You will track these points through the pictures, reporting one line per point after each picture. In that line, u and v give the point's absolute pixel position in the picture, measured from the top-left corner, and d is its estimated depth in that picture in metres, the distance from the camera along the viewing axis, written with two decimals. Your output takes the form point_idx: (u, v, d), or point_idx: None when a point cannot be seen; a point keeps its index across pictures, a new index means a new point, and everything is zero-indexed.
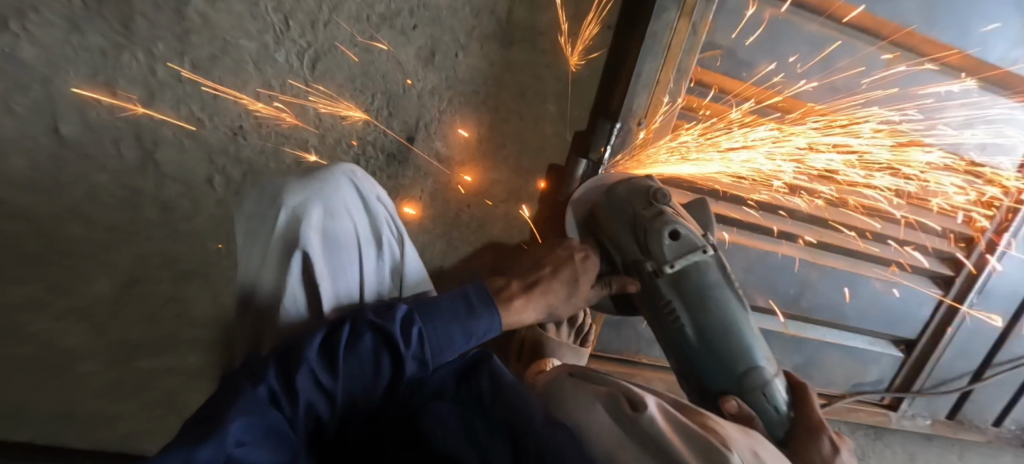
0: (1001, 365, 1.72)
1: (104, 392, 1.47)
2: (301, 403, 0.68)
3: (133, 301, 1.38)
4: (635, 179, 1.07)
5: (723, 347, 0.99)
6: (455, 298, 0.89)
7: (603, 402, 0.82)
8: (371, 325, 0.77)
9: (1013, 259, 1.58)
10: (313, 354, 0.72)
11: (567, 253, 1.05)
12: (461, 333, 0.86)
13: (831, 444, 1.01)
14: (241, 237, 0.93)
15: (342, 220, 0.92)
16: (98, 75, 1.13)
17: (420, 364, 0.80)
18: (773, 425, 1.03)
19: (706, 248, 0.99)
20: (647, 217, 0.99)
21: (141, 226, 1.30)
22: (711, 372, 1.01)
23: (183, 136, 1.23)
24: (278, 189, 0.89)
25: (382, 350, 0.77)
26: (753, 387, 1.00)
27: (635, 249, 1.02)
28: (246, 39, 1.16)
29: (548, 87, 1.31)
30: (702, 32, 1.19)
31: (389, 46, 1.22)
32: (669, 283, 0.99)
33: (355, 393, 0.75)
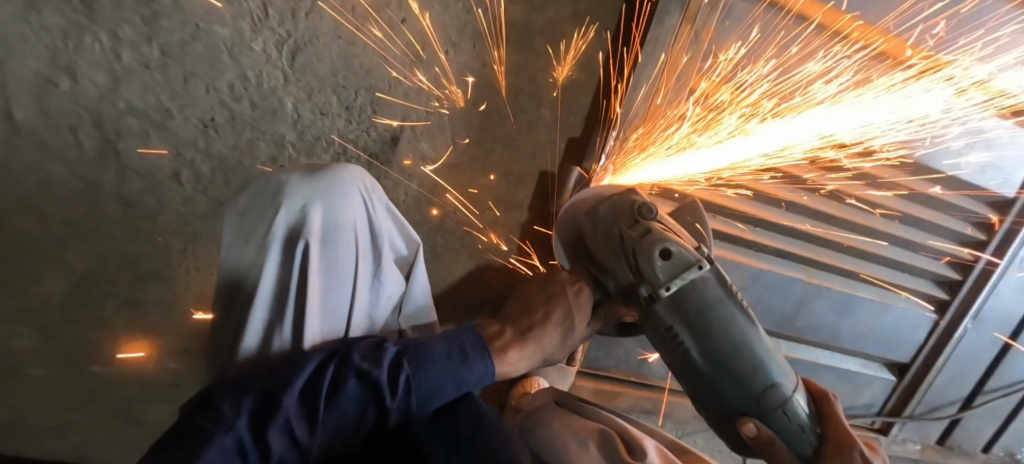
0: (991, 393, 1.71)
1: (54, 400, 1.36)
2: (270, 462, 0.61)
3: (88, 303, 1.28)
4: (619, 195, 1.00)
5: (734, 368, 0.91)
6: (450, 341, 0.76)
7: (594, 440, 0.81)
8: (355, 370, 0.67)
9: (1008, 283, 1.58)
10: (292, 401, 0.63)
11: (557, 288, 0.93)
12: (453, 383, 0.73)
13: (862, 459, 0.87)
14: (227, 235, 0.83)
15: (342, 230, 0.82)
16: (57, 58, 1.04)
17: (406, 415, 0.71)
18: (797, 442, 0.92)
19: (703, 264, 0.91)
20: (634, 237, 0.92)
21: (100, 223, 1.21)
22: (724, 396, 0.92)
23: (151, 127, 1.15)
24: (279, 185, 0.79)
25: (367, 402, 0.67)
26: (773, 407, 0.91)
27: (627, 274, 0.94)
28: (220, 25, 1.08)
29: (543, 91, 1.25)
30: (704, 40, 1.16)
31: (376, 41, 1.15)
32: (668, 306, 0.91)
33: (334, 444, 0.67)
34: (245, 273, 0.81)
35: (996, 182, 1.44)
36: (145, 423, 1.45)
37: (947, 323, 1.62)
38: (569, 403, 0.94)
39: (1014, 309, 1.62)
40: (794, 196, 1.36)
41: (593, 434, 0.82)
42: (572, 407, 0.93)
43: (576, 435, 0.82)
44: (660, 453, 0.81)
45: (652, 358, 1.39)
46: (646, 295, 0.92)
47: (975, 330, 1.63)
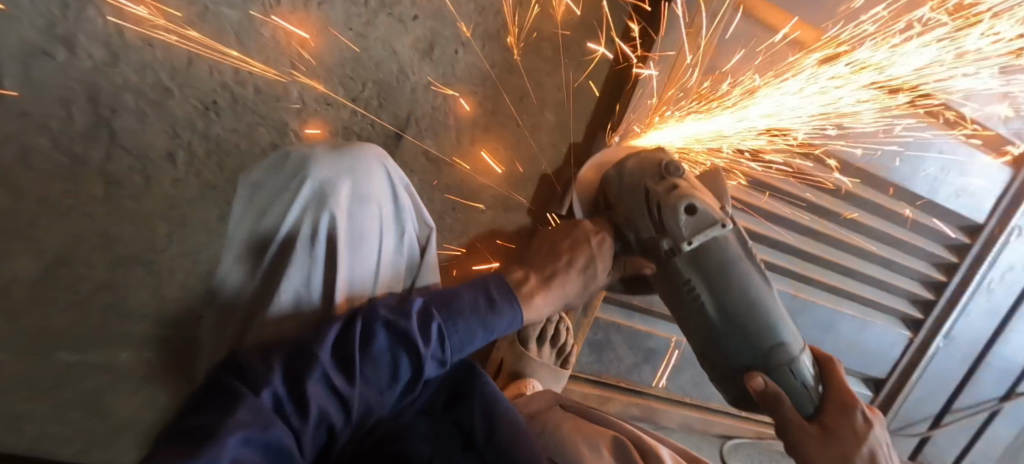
0: (958, 412, 1.80)
1: (11, 389, 1.26)
2: (312, 414, 0.59)
3: (60, 286, 1.22)
4: (646, 152, 1.01)
5: (745, 322, 0.93)
6: (475, 289, 0.78)
7: (606, 445, 0.78)
8: (384, 320, 0.68)
9: (977, 307, 1.68)
10: (327, 355, 0.63)
11: (582, 236, 0.95)
12: (481, 331, 0.75)
13: (864, 417, 0.88)
14: (243, 205, 0.85)
15: (370, 206, 0.83)
16: (54, 28, 1.01)
17: (441, 365, 0.72)
18: (802, 401, 0.93)
19: (728, 223, 0.93)
20: (662, 191, 0.93)
21: (82, 201, 1.16)
22: (732, 351, 0.94)
23: (147, 105, 1.12)
24: (304, 159, 0.81)
25: (399, 349, 0.68)
26: (780, 364, 0.92)
27: (649, 228, 0.95)
28: (229, 8, 1.07)
29: (549, 96, 1.29)
30: (704, 57, 1.20)
31: (386, 35, 1.16)
32: (687, 261, 0.93)
33: (370, 397, 0.66)
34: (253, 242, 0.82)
35: (968, 208, 1.55)
36: (111, 416, 1.37)
37: (919, 343, 1.70)
38: (578, 409, 0.92)
39: (981, 332, 1.72)
40: (788, 210, 1.41)
41: (605, 439, 0.79)
42: (581, 412, 0.91)
43: (589, 439, 0.79)
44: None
45: (643, 365, 1.41)
46: (667, 248, 0.94)
47: (946, 349, 1.72)
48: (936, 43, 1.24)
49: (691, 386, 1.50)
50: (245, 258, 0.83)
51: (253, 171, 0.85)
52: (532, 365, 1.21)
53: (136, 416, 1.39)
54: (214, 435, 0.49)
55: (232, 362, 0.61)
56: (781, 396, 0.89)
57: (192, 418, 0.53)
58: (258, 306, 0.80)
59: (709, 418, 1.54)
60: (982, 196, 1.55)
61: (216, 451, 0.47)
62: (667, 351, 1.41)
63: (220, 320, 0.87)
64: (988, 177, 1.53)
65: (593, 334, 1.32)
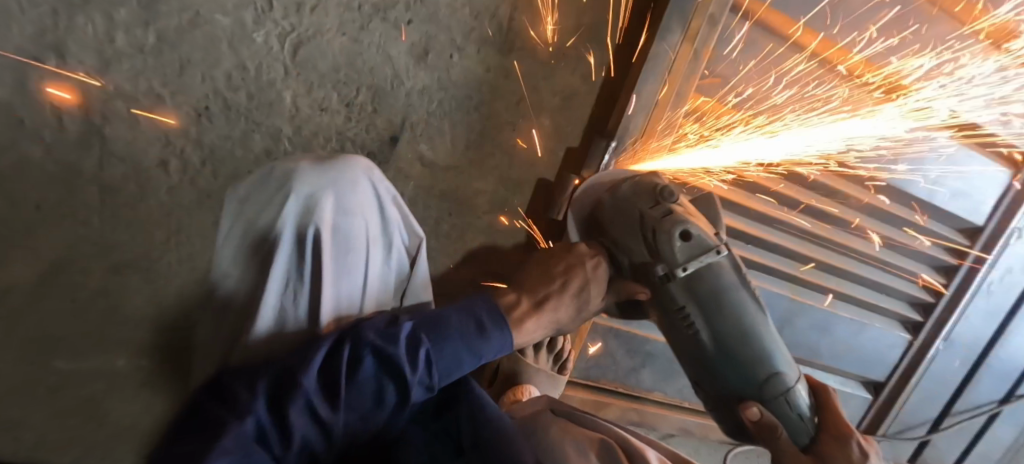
0: (958, 413, 1.79)
1: (6, 397, 1.26)
2: (294, 442, 0.60)
3: (55, 294, 1.21)
4: (640, 176, 1.01)
5: (740, 352, 0.92)
6: (465, 315, 0.77)
7: (594, 450, 0.76)
8: (372, 349, 0.67)
9: (977, 309, 1.68)
10: (312, 380, 0.63)
11: (577, 260, 0.94)
12: (470, 356, 0.74)
13: (860, 449, 0.88)
14: (229, 218, 0.83)
15: (355, 218, 0.82)
16: (44, 35, 1.00)
17: (428, 390, 0.71)
18: (796, 431, 0.93)
19: (720, 249, 0.94)
20: (656, 217, 0.94)
21: (76, 208, 1.15)
22: (727, 380, 0.94)
23: (139, 112, 1.11)
24: (288, 173, 0.78)
25: (386, 378, 0.67)
26: (774, 394, 0.92)
27: (642, 251, 0.95)
28: (221, 14, 1.06)
29: (545, 100, 1.27)
30: (702, 60, 1.19)
31: (380, 40, 1.15)
32: (681, 287, 0.93)
33: (354, 423, 0.67)
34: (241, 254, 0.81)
35: (966, 210, 1.55)
36: (107, 423, 1.36)
37: (919, 345, 1.69)
38: (567, 413, 0.91)
39: (981, 334, 1.72)
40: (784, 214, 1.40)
41: (592, 441, 0.79)
42: (570, 416, 0.90)
43: (576, 442, 0.78)
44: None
45: (640, 369, 1.40)
46: (661, 274, 0.93)
47: (945, 350, 1.71)
48: (921, 54, 1.30)
49: (689, 390, 1.49)
50: (235, 270, 0.82)
51: (238, 185, 0.83)
52: (528, 372, 1.20)
53: (133, 423, 1.38)
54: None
55: (218, 388, 0.63)
56: (775, 427, 0.89)
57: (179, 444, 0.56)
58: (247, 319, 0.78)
59: (707, 422, 1.54)
60: (981, 198, 1.54)
61: None
62: (665, 355, 1.41)
63: (212, 333, 0.86)
64: (987, 178, 1.53)
65: (590, 340, 1.32)
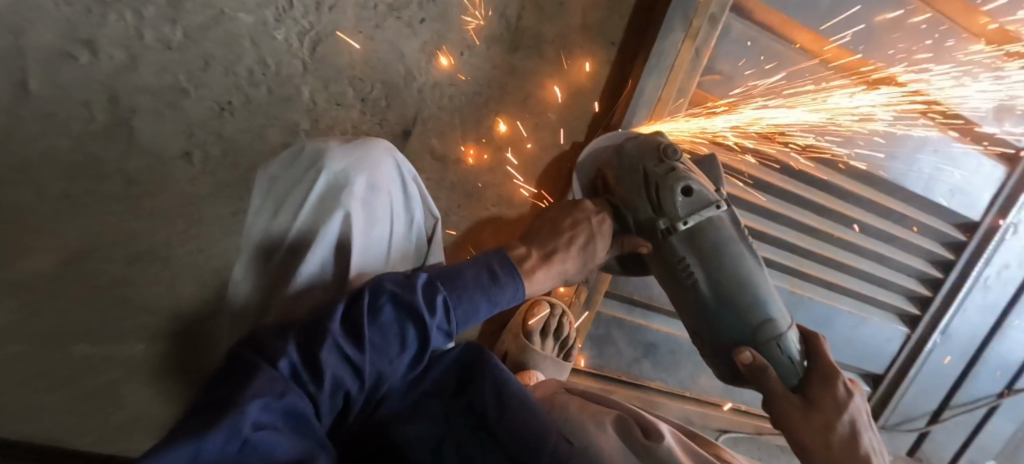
0: (958, 407, 1.81)
1: (30, 380, 1.31)
2: (326, 380, 0.63)
3: (79, 280, 1.26)
4: (643, 136, 1.04)
5: (736, 299, 0.96)
6: (477, 265, 0.82)
7: (612, 423, 0.83)
8: (390, 294, 0.71)
9: (973, 303, 1.70)
10: (336, 326, 0.66)
11: (582, 216, 0.99)
12: (485, 302, 0.79)
13: (846, 389, 0.91)
14: (259, 195, 0.89)
15: (382, 194, 0.90)
16: (77, 32, 1.06)
17: (446, 336, 0.76)
18: (786, 373, 0.97)
19: (721, 203, 0.98)
20: (660, 173, 0.97)
21: (102, 197, 1.21)
22: (722, 325, 0.98)
23: (164, 106, 1.16)
24: (319, 152, 0.86)
25: (405, 321, 0.71)
26: (767, 339, 0.96)
27: (647, 207, 0.98)
28: (244, 12, 1.12)
29: (551, 97, 1.32)
30: (704, 58, 1.23)
31: (393, 38, 1.20)
32: (682, 241, 0.96)
33: (382, 366, 0.70)
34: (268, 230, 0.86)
35: (963, 206, 1.58)
36: (125, 407, 1.40)
37: (917, 339, 1.72)
38: (581, 392, 0.96)
39: (978, 328, 1.74)
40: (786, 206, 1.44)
41: (611, 419, 0.85)
42: (584, 394, 0.96)
43: (596, 418, 0.85)
44: (681, 445, 0.80)
45: (643, 359, 1.44)
46: (664, 228, 0.97)
47: (942, 345, 1.73)
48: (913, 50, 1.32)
49: (690, 380, 1.52)
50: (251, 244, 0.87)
51: (269, 165, 0.90)
52: (535, 358, 1.24)
53: (149, 407, 1.42)
54: (233, 404, 0.52)
55: (248, 341, 0.65)
56: (768, 367, 0.92)
57: (215, 392, 0.57)
58: (275, 292, 0.84)
59: (709, 412, 1.56)
60: (977, 193, 1.57)
61: (238, 417, 0.51)
62: (667, 346, 1.44)
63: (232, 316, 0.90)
64: (981, 175, 1.55)
65: (594, 328, 1.36)
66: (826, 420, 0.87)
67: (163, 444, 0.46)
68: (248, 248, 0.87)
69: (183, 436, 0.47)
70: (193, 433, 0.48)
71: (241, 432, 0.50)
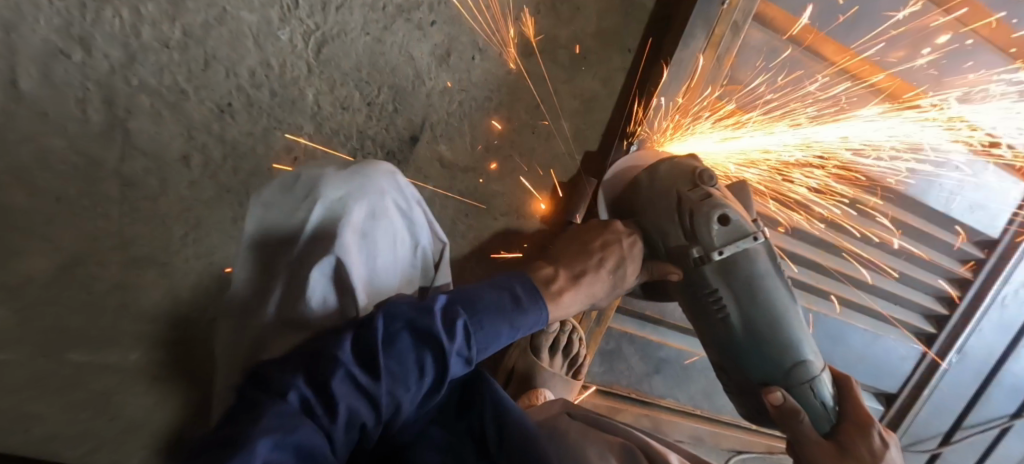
0: (970, 428, 1.79)
1: (21, 388, 1.26)
2: (340, 413, 0.59)
3: (72, 286, 1.22)
4: (677, 158, 1.01)
5: (770, 339, 0.92)
6: (499, 289, 0.77)
7: (614, 454, 0.77)
8: (406, 321, 0.67)
9: (990, 322, 1.68)
10: (348, 355, 0.62)
11: (614, 237, 0.96)
12: (507, 328, 0.74)
13: (881, 439, 0.88)
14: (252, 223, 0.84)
15: (383, 222, 0.85)
16: (72, 29, 1.01)
17: (467, 363, 0.71)
18: (818, 419, 0.93)
19: (758, 235, 0.93)
20: (694, 199, 0.93)
21: (97, 201, 1.16)
22: (753, 363, 0.94)
23: (163, 107, 1.11)
24: (314, 180, 0.82)
25: (423, 348, 0.66)
26: (799, 381, 0.93)
27: (680, 234, 0.94)
28: (248, 11, 1.07)
29: (564, 104, 1.28)
30: (725, 66, 1.19)
31: (403, 40, 1.15)
32: (715, 269, 0.92)
33: (398, 397, 0.65)
34: (270, 254, 0.83)
35: (982, 223, 1.55)
36: (119, 418, 1.35)
37: (931, 357, 1.69)
38: (585, 416, 0.92)
39: (994, 348, 1.72)
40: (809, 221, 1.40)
41: (615, 448, 0.79)
42: (587, 419, 0.91)
43: (598, 447, 0.79)
44: None
45: (654, 375, 1.40)
46: (697, 257, 0.93)
47: (958, 365, 1.71)
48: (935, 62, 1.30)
49: (701, 397, 1.49)
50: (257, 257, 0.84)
51: (262, 190, 0.84)
52: (544, 376, 1.20)
53: (142, 418, 1.37)
54: (240, 445, 0.50)
55: (255, 371, 0.62)
56: (801, 413, 0.88)
57: (222, 431, 0.54)
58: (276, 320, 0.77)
59: (720, 431, 1.53)
60: (996, 209, 1.54)
61: None
62: (678, 362, 1.41)
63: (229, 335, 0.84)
64: (1002, 192, 1.53)
65: (605, 345, 1.32)
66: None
67: None
68: (250, 270, 0.84)
69: None
70: None
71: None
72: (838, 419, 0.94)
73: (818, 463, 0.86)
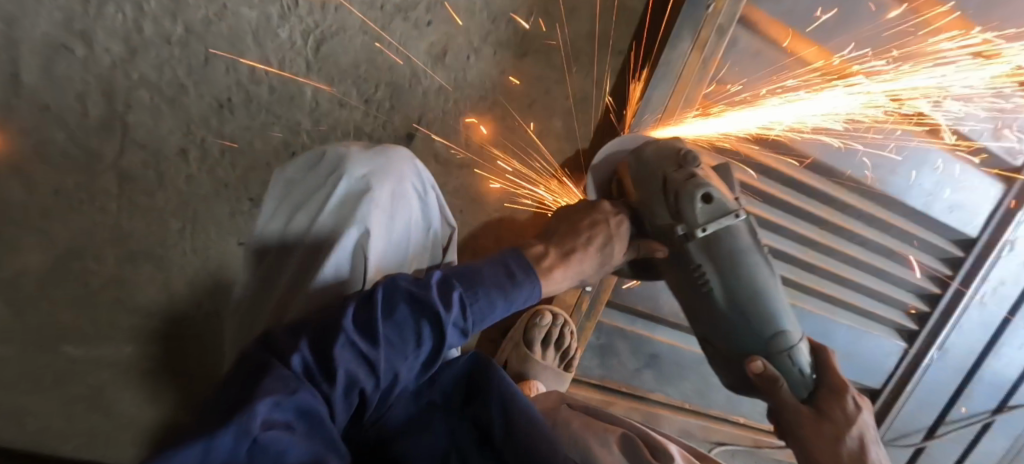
0: (953, 423, 1.84)
1: (15, 381, 1.27)
2: (339, 378, 0.61)
3: (67, 278, 1.22)
4: (662, 140, 1.05)
5: (750, 308, 0.96)
6: (495, 264, 0.80)
7: (616, 442, 0.81)
8: (406, 292, 0.70)
9: (970, 319, 1.72)
10: (350, 324, 0.64)
11: (602, 216, 0.99)
12: (502, 302, 0.77)
13: (854, 403, 0.92)
14: (275, 198, 0.91)
15: (403, 201, 0.89)
16: (74, 23, 1.03)
17: (462, 334, 0.74)
18: (797, 385, 0.97)
19: (740, 213, 0.97)
20: (680, 180, 0.96)
21: (95, 194, 1.17)
22: (735, 334, 0.97)
23: (162, 102, 1.13)
24: (340, 158, 0.87)
25: (421, 319, 0.69)
26: (779, 350, 0.96)
27: (665, 213, 0.98)
28: (248, 8, 1.10)
29: (557, 102, 1.32)
30: (711, 68, 1.23)
31: (400, 39, 1.19)
32: (699, 246, 0.96)
33: (396, 365, 0.68)
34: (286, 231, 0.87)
35: (961, 222, 1.59)
36: (111, 413, 1.35)
37: (914, 353, 1.74)
38: (584, 406, 0.94)
39: (974, 345, 1.76)
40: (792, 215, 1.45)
41: (615, 436, 0.82)
42: (586, 409, 0.94)
43: (600, 436, 0.82)
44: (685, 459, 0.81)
45: (644, 370, 1.42)
46: (682, 234, 0.96)
47: (939, 361, 1.75)
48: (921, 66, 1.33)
49: (692, 392, 1.51)
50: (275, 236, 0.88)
51: (287, 167, 0.92)
52: (535, 369, 1.23)
53: (135, 413, 1.37)
54: (243, 405, 0.50)
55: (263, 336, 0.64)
56: (779, 379, 0.92)
57: (227, 392, 0.55)
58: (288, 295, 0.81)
59: (710, 425, 1.56)
60: (975, 209, 1.59)
61: (248, 417, 0.48)
62: (669, 357, 1.43)
63: (247, 318, 0.90)
64: (979, 192, 1.57)
65: (596, 338, 1.35)
66: (837, 430, 0.88)
67: (171, 446, 0.44)
68: (267, 247, 0.89)
69: (196, 434, 0.45)
70: (206, 432, 0.46)
71: (251, 432, 0.48)
72: (815, 387, 0.97)
73: (800, 427, 0.90)
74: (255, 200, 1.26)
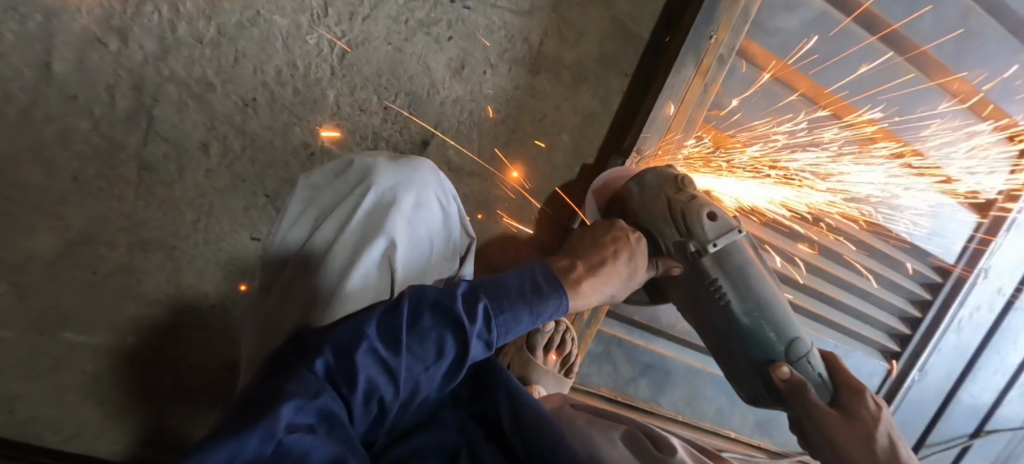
0: (933, 446, 1.92)
1: (9, 367, 1.26)
2: (360, 383, 0.62)
3: (76, 264, 1.23)
4: (659, 167, 1.14)
5: (767, 322, 1.08)
6: (520, 278, 0.84)
7: (620, 437, 0.83)
8: (431, 303, 0.72)
9: (948, 344, 1.81)
10: (373, 332, 0.67)
11: (620, 233, 1.05)
12: (527, 314, 0.80)
13: (875, 403, 1.05)
14: (299, 203, 0.94)
15: (425, 211, 0.95)
16: (110, 19, 1.09)
17: (485, 346, 0.75)
18: (819, 389, 1.11)
19: (741, 229, 1.08)
20: (684, 200, 1.07)
21: (114, 182, 1.20)
22: (757, 345, 1.09)
23: (189, 98, 1.18)
24: (367, 169, 0.92)
25: (445, 328, 0.71)
26: (799, 356, 1.09)
27: (674, 232, 1.07)
28: (280, 15, 1.16)
29: (566, 119, 1.39)
30: (711, 93, 1.31)
31: (421, 51, 1.25)
32: (713, 262, 1.06)
33: (417, 374, 0.69)
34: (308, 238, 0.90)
35: (939, 248, 1.69)
36: (105, 404, 1.33)
37: (898, 376, 1.81)
38: (586, 406, 0.97)
39: (952, 369, 1.84)
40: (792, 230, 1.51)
41: (620, 432, 0.85)
42: (588, 408, 0.97)
43: (604, 433, 0.84)
44: (688, 452, 0.82)
45: (639, 379, 1.48)
46: (694, 250, 1.06)
47: (920, 382, 1.83)
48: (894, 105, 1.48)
49: (684, 403, 1.56)
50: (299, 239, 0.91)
51: (312, 173, 0.96)
52: (539, 372, 1.24)
53: (131, 404, 1.36)
54: (268, 407, 0.53)
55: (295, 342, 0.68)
56: (808, 387, 1.05)
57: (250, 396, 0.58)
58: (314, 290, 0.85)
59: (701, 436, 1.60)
60: (952, 236, 1.70)
61: (272, 421, 0.51)
62: (662, 367, 1.49)
63: (268, 318, 0.90)
64: (954, 221, 1.68)
65: (595, 346, 1.40)
66: (868, 429, 1.00)
67: (206, 447, 0.47)
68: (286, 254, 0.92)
69: (220, 437, 0.49)
70: (229, 434, 0.49)
71: (275, 435, 0.51)
72: (833, 387, 1.11)
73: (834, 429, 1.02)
74: (271, 196, 1.29)
